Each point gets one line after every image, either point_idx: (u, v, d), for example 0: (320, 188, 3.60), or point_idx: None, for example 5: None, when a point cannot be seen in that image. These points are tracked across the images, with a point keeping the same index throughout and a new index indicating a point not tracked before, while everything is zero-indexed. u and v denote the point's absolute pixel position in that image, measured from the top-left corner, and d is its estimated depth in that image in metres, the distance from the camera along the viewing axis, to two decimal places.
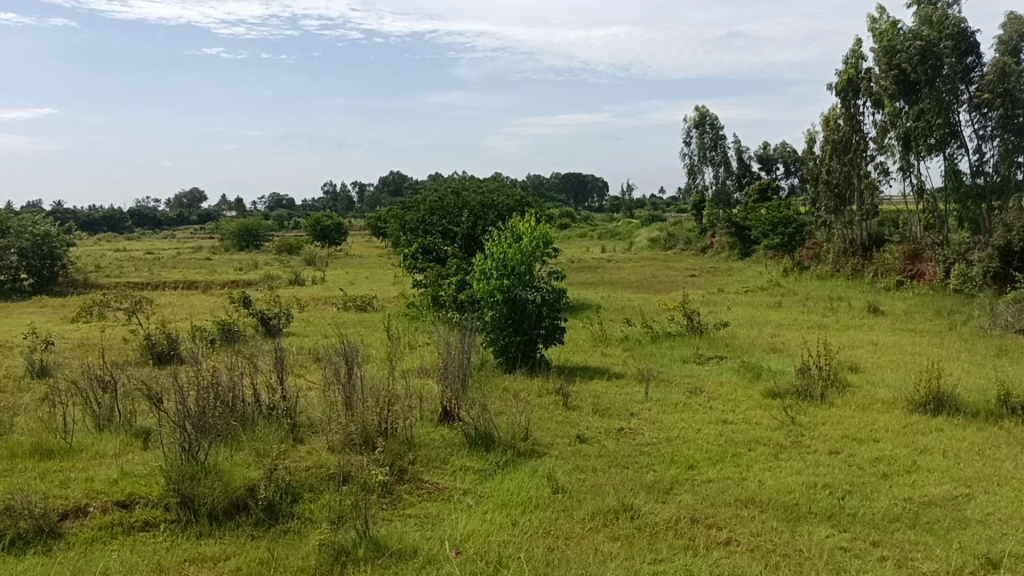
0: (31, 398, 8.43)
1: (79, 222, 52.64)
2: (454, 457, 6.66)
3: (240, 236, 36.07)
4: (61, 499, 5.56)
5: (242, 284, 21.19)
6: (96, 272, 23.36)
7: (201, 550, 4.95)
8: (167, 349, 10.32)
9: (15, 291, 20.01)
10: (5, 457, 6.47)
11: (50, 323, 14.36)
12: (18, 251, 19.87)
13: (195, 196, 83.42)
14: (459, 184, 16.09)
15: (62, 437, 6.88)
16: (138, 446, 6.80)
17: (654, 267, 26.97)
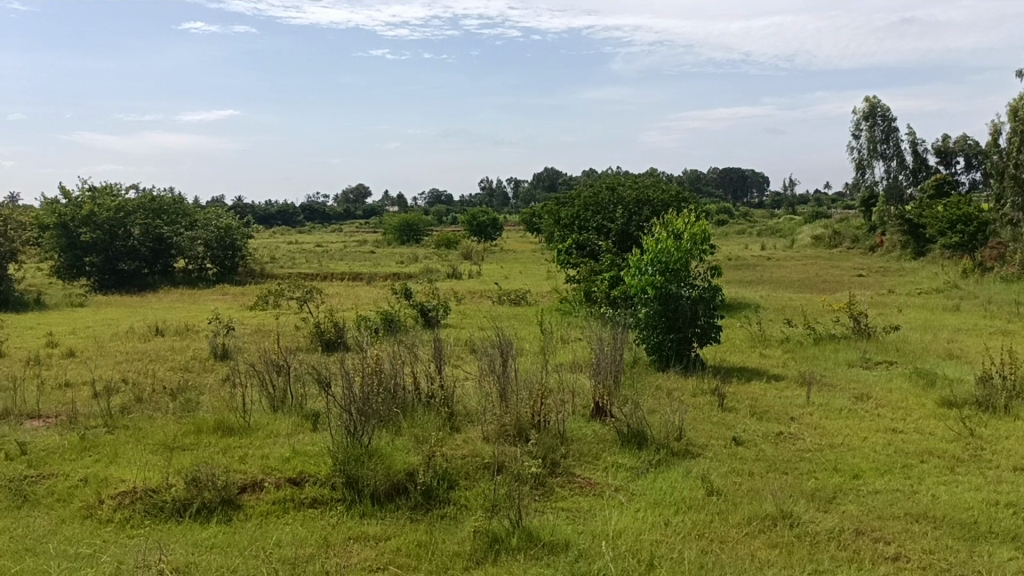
0: (214, 379, 9.13)
1: (256, 216, 56.57)
2: (606, 453, 6.65)
3: (401, 231, 37.38)
4: (241, 473, 5.99)
5: (402, 276, 22.01)
6: (270, 263, 24.89)
7: (364, 529, 5.19)
8: (335, 336, 10.87)
9: (200, 279, 21.66)
10: (192, 432, 7.04)
11: (231, 310, 15.47)
12: (204, 242, 21.58)
13: (360, 192, 87.31)
14: (615, 180, 16.02)
15: (240, 416, 7.40)
16: (307, 427, 7.21)
17: (818, 266, 25.81)
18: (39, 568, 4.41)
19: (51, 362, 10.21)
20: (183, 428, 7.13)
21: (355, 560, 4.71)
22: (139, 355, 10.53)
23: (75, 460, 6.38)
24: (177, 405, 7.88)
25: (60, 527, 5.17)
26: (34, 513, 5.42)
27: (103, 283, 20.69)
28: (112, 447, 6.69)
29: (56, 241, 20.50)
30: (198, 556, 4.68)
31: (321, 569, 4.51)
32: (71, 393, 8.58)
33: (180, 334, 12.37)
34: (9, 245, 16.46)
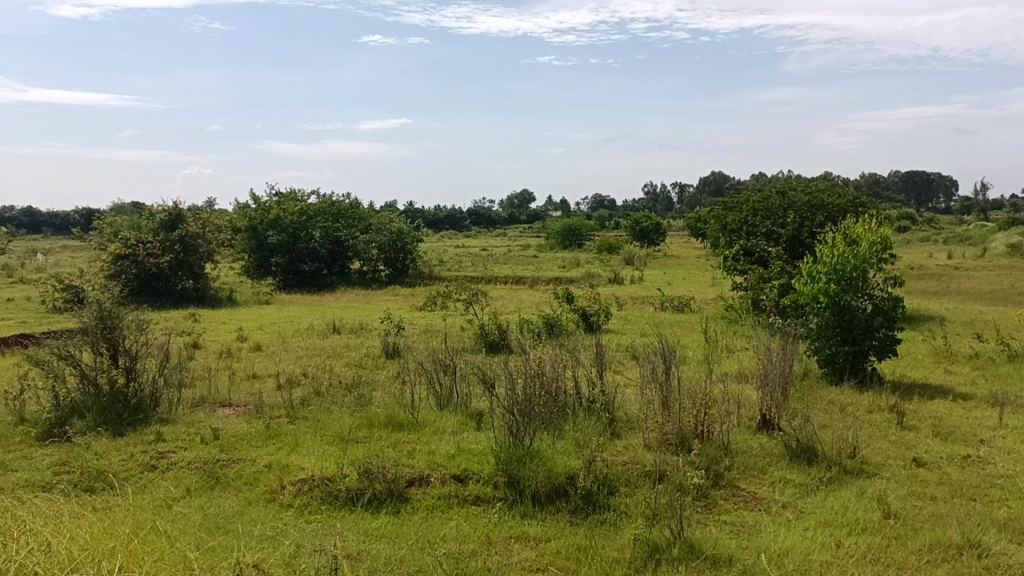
0: (386, 376, 9.56)
1: (426, 221, 58.77)
2: (773, 468, 6.41)
3: (563, 235, 37.68)
4: (409, 467, 6.24)
5: (565, 280, 22.16)
6: (438, 266, 25.74)
7: (525, 529, 5.28)
8: (498, 338, 11.11)
9: (373, 280, 22.73)
10: (365, 425, 7.41)
11: (402, 310, 16.15)
12: (377, 246, 22.67)
13: (524, 197, 88.61)
14: (786, 184, 15.42)
15: (409, 412, 7.71)
16: (471, 426, 7.40)
17: (1014, 277, 23.74)
18: (228, 545, 4.78)
19: (241, 354, 11.03)
20: (357, 421, 7.52)
21: (515, 559, 4.80)
22: (318, 351, 11.19)
23: (261, 447, 6.87)
24: (351, 399, 8.33)
25: (247, 508, 5.59)
26: (225, 494, 5.89)
27: (287, 282, 22.13)
28: (293, 436, 7.14)
29: (247, 242, 22.17)
30: (368, 544, 4.92)
31: (484, 565, 4.62)
32: (258, 384, 9.25)
33: (355, 331, 13.04)
34: (208, 246, 17.94)
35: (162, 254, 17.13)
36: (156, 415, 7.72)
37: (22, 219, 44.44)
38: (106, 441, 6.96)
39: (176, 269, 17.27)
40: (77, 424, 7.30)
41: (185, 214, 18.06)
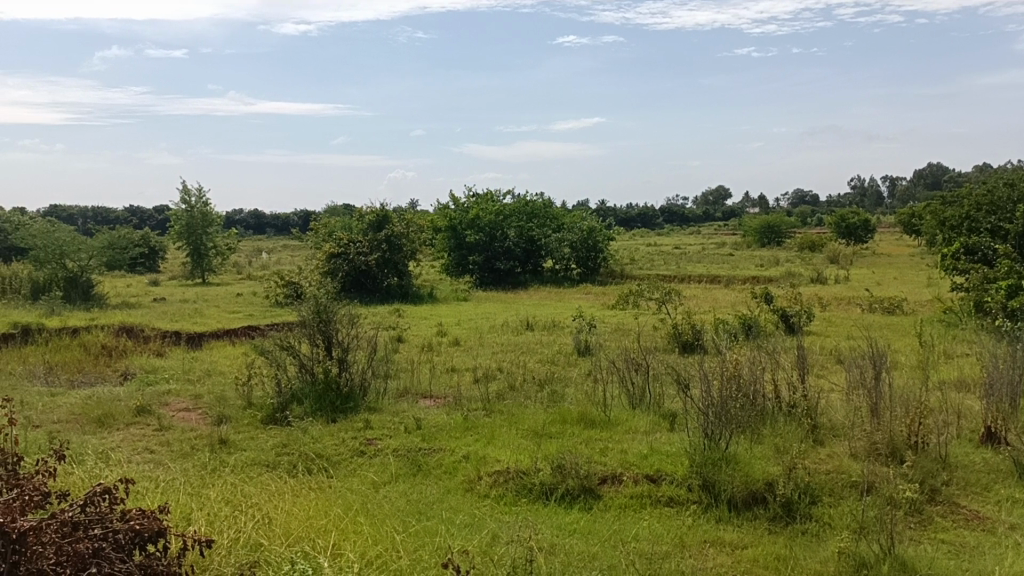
0: (578, 373, 9.65)
1: (618, 219, 58.73)
2: (999, 485, 5.86)
3: (761, 233, 36.34)
4: (602, 465, 6.25)
5: (763, 280, 21.36)
6: (630, 264, 25.60)
7: (720, 534, 5.15)
8: (692, 338, 10.89)
9: (565, 279, 22.97)
10: (558, 421, 7.51)
11: (595, 308, 16.22)
12: (570, 244, 22.89)
13: (719, 193, 86.13)
14: (1016, 176, 14.01)
15: (602, 410, 7.73)
16: (665, 427, 7.31)
17: None
18: (430, 530, 5.01)
19: (440, 348, 11.52)
20: (550, 416, 7.64)
21: (711, 564, 4.69)
22: (513, 347, 11.48)
23: (459, 438, 7.14)
24: (545, 395, 8.48)
25: (446, 496, 5.83)
26: (426, 482, 6.18)
27: (483, 280, 22.84)
28: (489, 429, 7.37)
29: (447, 241, 23.13)
30: (562, 538, 4.98)
31: (678, 567, 4.57)
32: (456, 377, 9.62)
33: (548, 328, 13.24)
34: (411, 245, 18.88)
35: (370, 253, 18.20)
36: (364, 403, 8.23)
37: (248, 220, 48.71)
38: (320, 426, 7.51)
39: (382, 267, 18.28)
40: (296, 409, 7.93)
41: (391, 215, 19.10)
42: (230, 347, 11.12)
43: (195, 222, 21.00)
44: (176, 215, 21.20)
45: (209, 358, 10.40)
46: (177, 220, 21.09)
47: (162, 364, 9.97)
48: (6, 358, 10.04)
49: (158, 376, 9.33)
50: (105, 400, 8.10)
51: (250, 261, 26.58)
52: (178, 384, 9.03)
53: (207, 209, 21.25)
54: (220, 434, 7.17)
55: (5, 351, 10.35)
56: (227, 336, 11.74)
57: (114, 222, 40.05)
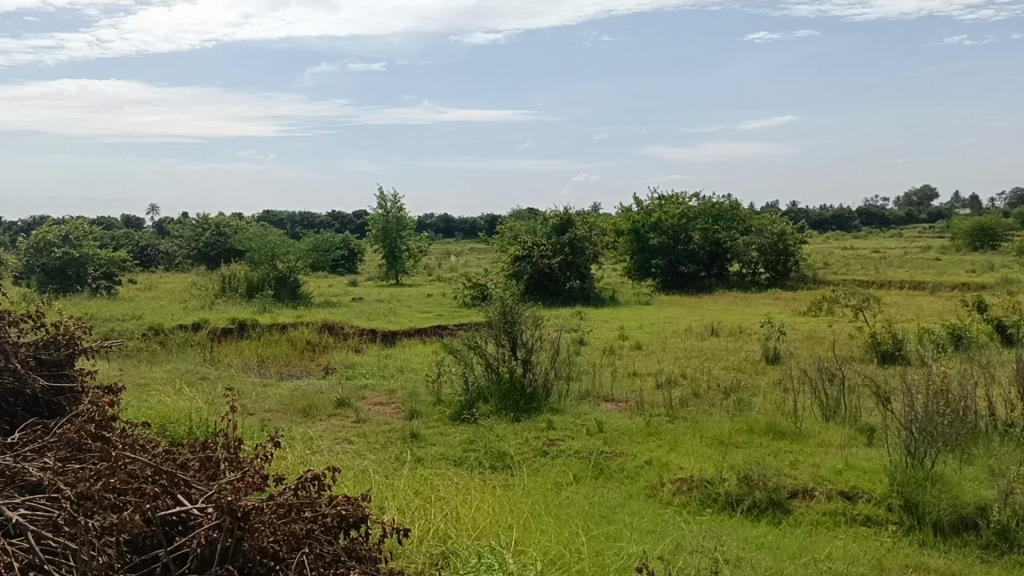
0: (767, 381, 9.29)
1: (811, 222, 56.18)
2: None
3: (973, 235, 33.47)
4: (792, 478, 6.00)
5: (975, 287, 19.65)
6: (824, 269, 24.34)
7: (924, 559, 4.81)
8: (893, 348, 10.20)
9: (753, 284, 22.19)
10: (745, 431, 7.28)
11: (784, 315, 15.56)
12: (758, 248, 22.08)
13: (925, 193, 80.17)
14: None
15: (792, 421, 7.42)
16: (861, 441, 6.91)
17: None
18: (613, 535, 5.00)
19: (623, 352, 11.48)
20: (737, 425, 7.42)
21: None
22: (698, 353, 11.23)
23: (642, 443, 7.10)
24: (731, 403, 8.24)
25: (628, 501, 5.81)
26: (608, 485, 6.18)
27: (666, 284, 22.51)
28: (673, 436, 7.27)
29: (630, 245, 23.03)
30: (748, 551, 4.83)
31: None
32: (638, 381, 9.55)
33: (734, 335, 12.85)
34: (594, 249, 18.92)
35: (553, 256, 18.41)
36: (548, 403, 8.35)
37: (439, 224, 50.73)
38: (505, 425, 7.70)
39: (565, 270, 18.44)
40: (482, 407, 8.17)
41: (574, 218, 19.15)
42: (421, 345, 11.63)
43: (390, 226, 22.11)
44: (372, 219, 22.42)
45: (401, 355, 10.94)
46: (374, 224, 22.31)
47: (359, 360, 10.59)
48: (225, 350, 11.03)
49: (356, 372, 9.91)
50: (309, 393, 8.71)
51: (439, 264, 27.67)
52: (374, 380, 9.56)
53: (402, 213, 22.30)
54: (412, 429, 7.52)
55: (225, 344, 11.37)
56: (418, 335, 12.29)
57: (320, 226, 43.03)
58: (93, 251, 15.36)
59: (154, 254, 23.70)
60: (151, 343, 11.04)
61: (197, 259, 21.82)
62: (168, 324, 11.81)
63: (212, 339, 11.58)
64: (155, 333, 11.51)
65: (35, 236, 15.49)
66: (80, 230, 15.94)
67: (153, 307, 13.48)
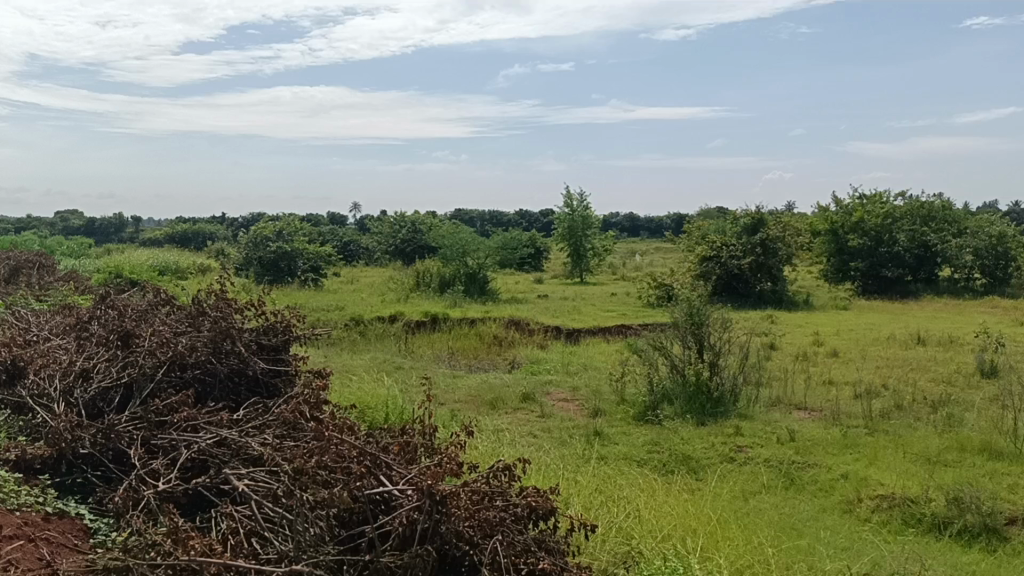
0: (983, 396, 8.53)
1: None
2: None
3: None
4: (1010, 504, 5.48)
5: None
6: None
7: None
8: None
9: (966, 290, 20.45)
10: (955, 449, 6.74)
11: (1003, 325, 14.22)
12: (973, 251, 20.31)
13: None
14: None
15: (1011, 441, 6.78)
16: None
17: None
18: (805, 549, 4.78)
19: (818, 359, 10.93)
20: (946, 442, 6.88)
21: None
22: (902, 362, 10.51)
23: (837, 455, 6.74)
24: (939, 418, 7.65)
25: (822, 514, 5.53)
26: (800, 497, 5.91)
27: (867, 288, 21.21)
28: (872, 449, 6.85)
29: (827, 246, 21.92)
30: None
31: None
32: (835, 390, 9.06)
33: (944, 344, 11.90)
34: (788, 250, 18.14)
35: (744, 257, 17.84)
36: (736, 409, 8.10)
37: (625, 223, 50.66)
38: (690, 428, 7.55)
39: (756, 271, 17.80)
40: (668, 409, 8.06)
41: (766, 218, 18.36)
42: (606, 344, 11.63)
43: (576, 225, 22.26)
44: (560, 217, 22.67)
45: (586, 352, 10.99)
46: (561, 222, 22.56)
47: (545, 356, 10.75)
48: (419, 341, 11.53)
49: (542, 367, 10.06)
50: (496, 386, 8.94)
51: (625, 263, 27.57)
52: (559, 376, 9.68)
53: (588, 212, 22.38)
54: (595, 426, 7.54)
55: (419, 336, 11.89)
56: (603, 334, 12.30)
57: (509, 225, 44.10)
58: (303, 245, 16.53)
59: (356, 250, 25.18)
60: (352, 333, 11.75)
61: (394, 254, 22.94)
62: (368, 315, 12.51)
63: (406, 331, 12.15)
64: (355, 323, 12.23)
65: (254, 231, 16.89)
66: (292, 226, 17.20)
67: (354, 299, 14.33)
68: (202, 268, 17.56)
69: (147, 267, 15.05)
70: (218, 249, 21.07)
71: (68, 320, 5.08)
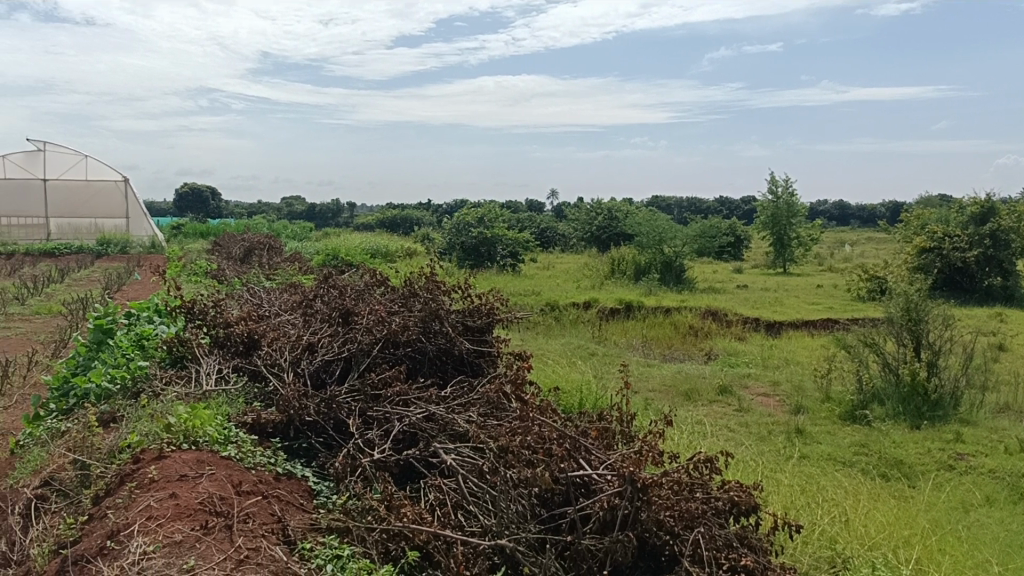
0: None
1: None
2: None
3: None
4: None
5: None
6: None
7: None
8: None
9: None
10: None
11: None
12: None
13: None
14: None
15: None
16: None
17: None
18: None
19: None
20: None
21: None
22: None
23: None
24: None
25: None
26: None
27: None
28: None
29: None
30: None
31: None
32: None
33: None
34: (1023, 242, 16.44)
35: (969, 249, 16.37)
36: (957, 414, 7.48)
37: (833, 212, 48.13)
38: (904, 431, 7.06)
39: (983, 264, 16.29)
40: (878, 410, 7.58)
41: (998, 207, 16.68)
42: (810, 338, 11.11)
43: (780, 212, 21.34)
44: (763, 205, 21.82)
45: (788, 346, 10.55)
46: (764, 209, 21.72)
47: (744, 348, 10.43)
48: (613, 329, 11.54)
49: (739, 360, 9.75)
50: (692, 377, 8.79)
51: (832, 253, 26.16)
52: (758, 369, 9.36)
53: (794, 199, 21.37)
54: (797, 424, 7.22)
55: (613, 323, 11.90)
56: (806, 328, 11.75)
57: (708, 212, 43.10)
58: (502, 231, 16.96)
59: (553, 237, 25.53)
60: (548, 318, 11.95)
61: (589, 241, 23.00)
62: (563, 300, 12.67)
63: (601, 318, 12.21)
64: (551, 309, 12.43)
65: (457, 217, 17.56)
66: (493, 212, 17.70)
67: (550, 285, 14.54)
68: (408, 251, 18.47)
69: (360, 250, 16.04)
70: (424, 234, 22.07)
71: (296, 297, 5.53)
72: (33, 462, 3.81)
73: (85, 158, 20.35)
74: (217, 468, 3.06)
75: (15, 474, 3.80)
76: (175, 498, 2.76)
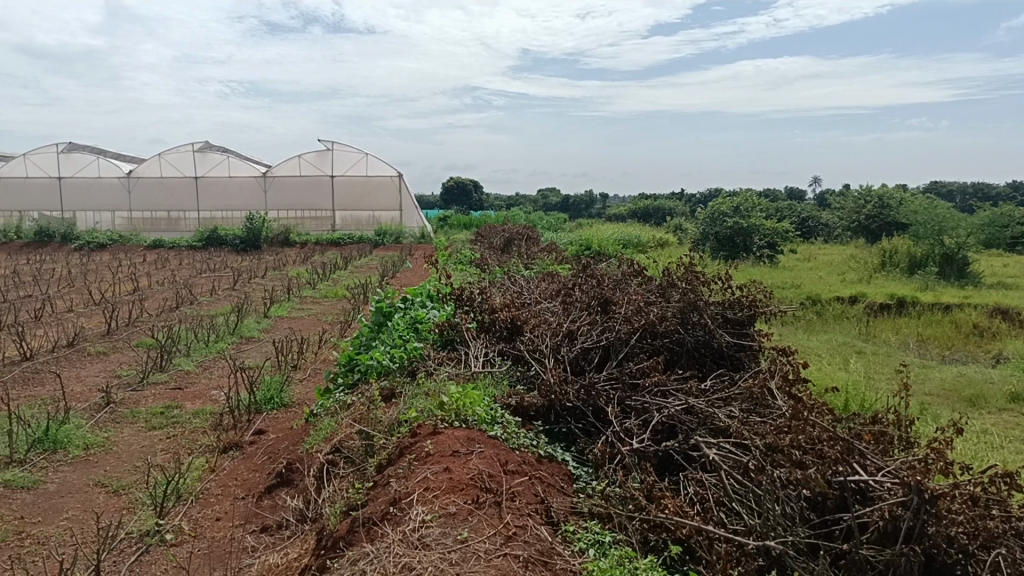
0: None
1: None
2: None
3: None
4: None
5: None
6: None
7: None
8: None
9: None
10: None
11: None
12: None
13: None
14: None
15: None
16: None
17: None
18: None
19: None
20: None
21: None
22: None
23: None
24: None
25: None
26: None
27: None
28: None
29: None
30: None
31: None
32: None
33: None
34: None
35: None
36: None
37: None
38: None
39: None
40: None
41: None
42: None
43: None
44: None
45: None
46: None
47: None
48: (882, 325, 10.70)
49: None
50: (977, 382, 7.92)
51: None
52: None
53: None
54: None
55: (882, 320, 11.03)
56: None
57: (1000, 198, 38.54)
58: (760, 221, 16.24)
59: (815, 226, 24.11)
60: (809, 312, 11.31)
61: (857, 231, 21.46)
62: (826, 294, 11.93)
63: (868, 314, 11.36)
64: (813, 303, 11.75)
65: (712, 206, 17.13)
66: (750, 201, 17.02)
67: (811, 277, 13.76)
68: (661, 242, 18.30)
69: (612, 240, 16.14)
70: (677, 224, 21.75)
71: (555, 286, 5.68)
72: (324, 430, 4.23)
73: (365, 155, 22.06)
74: (486, 446, 3.22)
75: (309, 440, 4.24)
76: (448, 472, 2.94)
